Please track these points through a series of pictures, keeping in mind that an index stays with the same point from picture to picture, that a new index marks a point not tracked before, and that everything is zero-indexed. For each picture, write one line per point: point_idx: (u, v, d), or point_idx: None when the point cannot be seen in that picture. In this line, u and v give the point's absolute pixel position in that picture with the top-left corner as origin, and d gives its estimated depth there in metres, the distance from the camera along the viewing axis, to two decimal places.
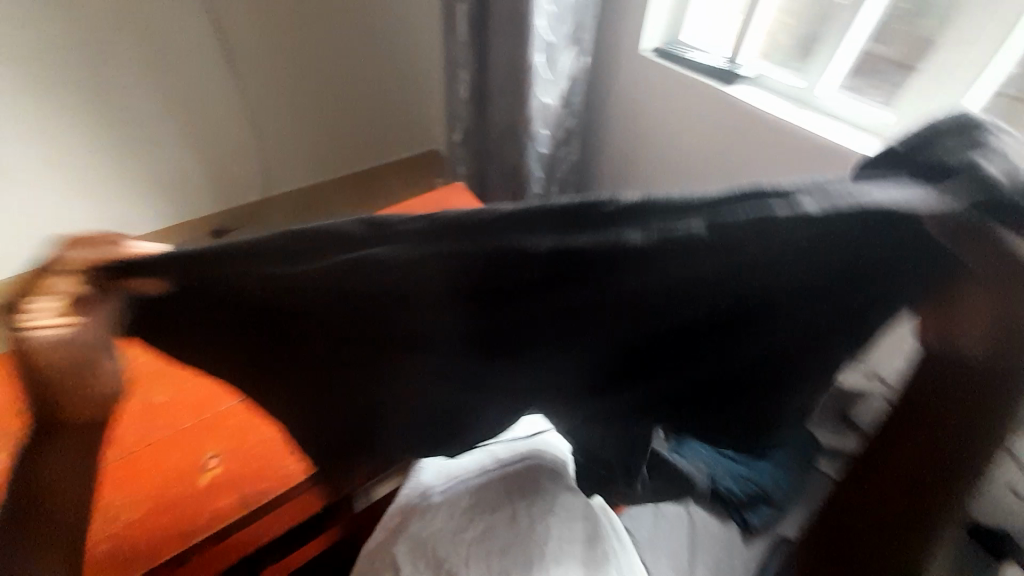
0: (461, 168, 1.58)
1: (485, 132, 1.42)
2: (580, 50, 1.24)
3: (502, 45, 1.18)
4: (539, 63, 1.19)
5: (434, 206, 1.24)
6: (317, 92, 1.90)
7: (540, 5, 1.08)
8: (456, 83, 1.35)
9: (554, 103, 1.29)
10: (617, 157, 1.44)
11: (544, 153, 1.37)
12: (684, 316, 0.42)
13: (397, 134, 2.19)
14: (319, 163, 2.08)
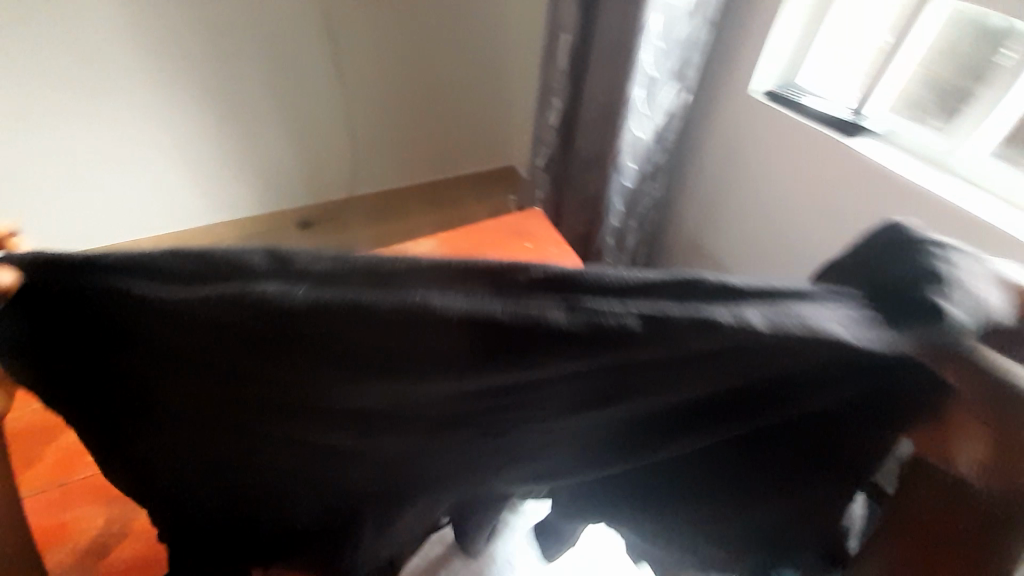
0: (538, 194, 1.53)
1: (570, 160, 1.37)
2: (683, 86, 1.18)
3: (600, 72, 1.14)
4: (638, 96, 1.13)
5: (510, 229, 1.16)
6: (412, 102, 2.02)
7: (648, 37, 1.04)
8: (547, 108, 1.33)
9: (646, 137, 1.22)
10: (708, 198, 1.34)
11: (628, 187, 1.29)
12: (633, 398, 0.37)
13: (480, 147, 2.27)
14: (403, 169, 2.18)
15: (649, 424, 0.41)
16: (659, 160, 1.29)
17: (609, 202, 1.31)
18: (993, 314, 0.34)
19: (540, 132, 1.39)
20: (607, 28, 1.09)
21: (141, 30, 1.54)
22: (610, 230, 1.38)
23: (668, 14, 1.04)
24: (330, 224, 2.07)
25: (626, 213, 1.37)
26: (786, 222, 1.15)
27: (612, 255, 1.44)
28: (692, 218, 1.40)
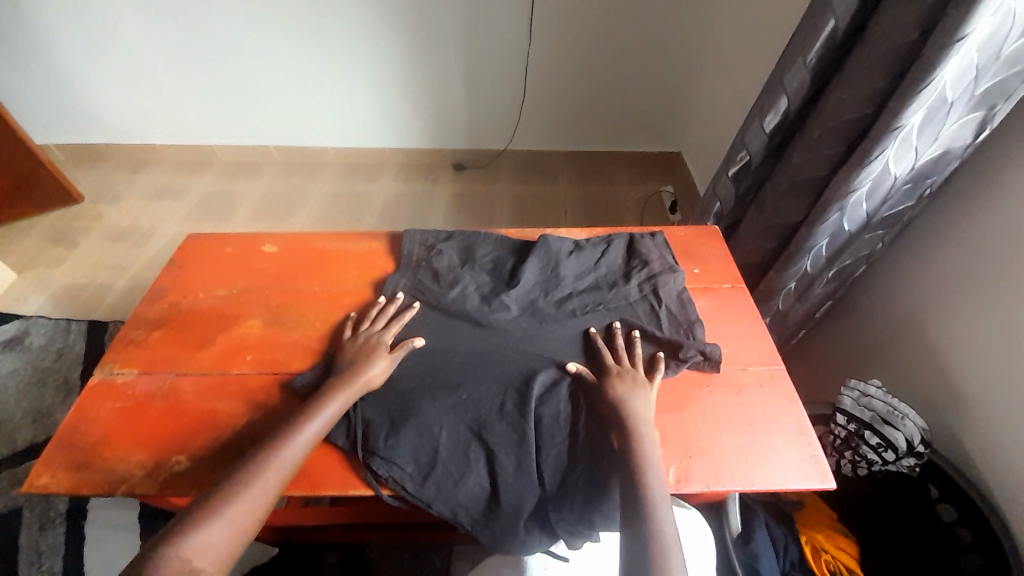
0: (715, 206, 1.28)
1: (772, 180, 1.12)
2: (983, 121, 0.81)
3: (863, 73, 0.87)
4: (910, 124, 0.81)
5: (679, 246, 0.99)
6: (602, 69, 2.01)
7: (965, 48, 0.72)
8: (768, 107, 1.05)
9: (899, 176, 0.88)
10: (949, 276, 0.94)
11: (845, 229, 0.96)
12: (566, 244, 0.94)
13: (657, 127, 2.17)
14: (571, 131, 2.20)
15: (544, 290, 0.86)
16: (904, 209, 0.95)
17: (813, 243, 1.00)
18: (685, 310, 0.83)
19: (746, 136, 1.13)
20: (895, 25, 0.81)
21: None
22: (795, 275, 1.07)
23: (1007, 19, 0.70)
24: (486, 173, 2.26)
25: (829, 261, 1.03)
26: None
27: (787, 303, 1.13)
28: (916, 291, 1.00)
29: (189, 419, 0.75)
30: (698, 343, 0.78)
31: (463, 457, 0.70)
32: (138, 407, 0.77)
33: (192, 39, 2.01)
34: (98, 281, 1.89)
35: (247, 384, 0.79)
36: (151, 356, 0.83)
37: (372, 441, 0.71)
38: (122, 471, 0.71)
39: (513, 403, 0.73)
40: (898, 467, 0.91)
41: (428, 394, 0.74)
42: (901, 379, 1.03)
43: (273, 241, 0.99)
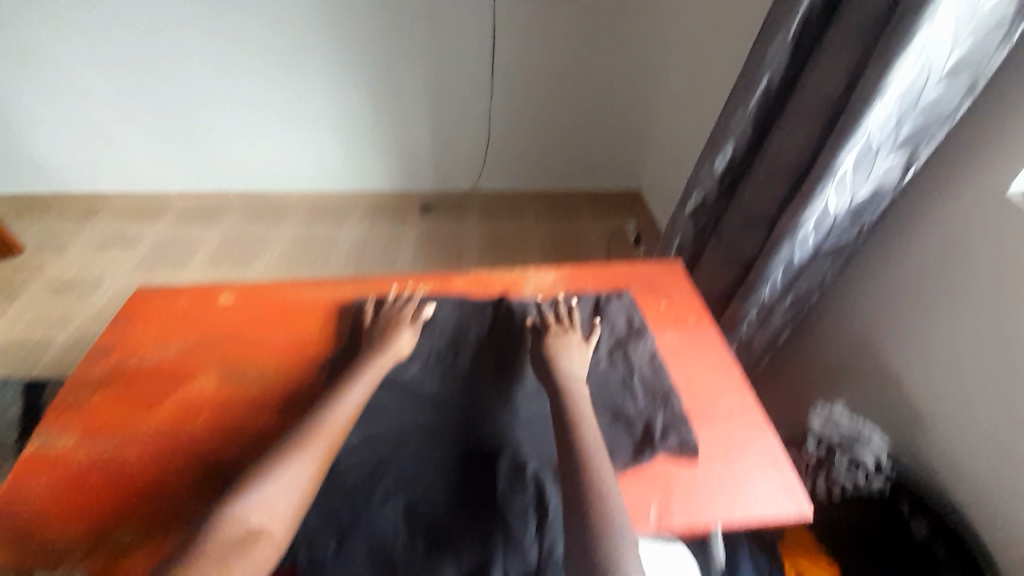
0: (677, 240, 1.31)
1: (727, 216, 1.18)
2: (908, 162, 0.88)
3: (800, 116, 0.94)
4: (845, 166, 0.87)
5: (645, 281, 1.02)
6: (561, 112, 2.11)
7: (885, 99, 0.79)
8: (716, 151, 1.11)
9: (840, 212, 0.94)
10: (895, 301, 0.99)
11: (797, 260, 1.01)
12: (530, 304, 0.92)
13: (616, 166, 2.27)
14: (534, 171, 2.27)
15: (505, 359, 0.82)
16: (846, 242, 1.01)
17: (770, 273, 1.04)
18: (655, 382, 0.79)
19: (698, 177, 1.18)
20: (824, 76, 0.88)
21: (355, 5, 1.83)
22: (757, 303, 1.11)
23: (920, 74, 0.77)
24: (453, 212, 2.28)
25: (785, 288, 1.08)
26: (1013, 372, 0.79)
27: (751, 331, 1.17)
28: (869, 316, 1.05)
29: (135, 488, 0.68)
30: (671, 430, 0.73)
31: (424, 561, 0.63)
32: (79, 475, 0.70)
33: (150, 88, 1.99)
34: (37, 337, 1.75)
35: (201, 445, 0.73)
36: (95, 418, 0.77)
37: (315, 562, 0.62)
38: (58, 549, 0.63)
39: (475, 495, 0.68)
40: (869, 488, 0.93)
41: (380, 495, 0.67)
42: (863, 400, 1.07)
43: (231, 291, 0.95)
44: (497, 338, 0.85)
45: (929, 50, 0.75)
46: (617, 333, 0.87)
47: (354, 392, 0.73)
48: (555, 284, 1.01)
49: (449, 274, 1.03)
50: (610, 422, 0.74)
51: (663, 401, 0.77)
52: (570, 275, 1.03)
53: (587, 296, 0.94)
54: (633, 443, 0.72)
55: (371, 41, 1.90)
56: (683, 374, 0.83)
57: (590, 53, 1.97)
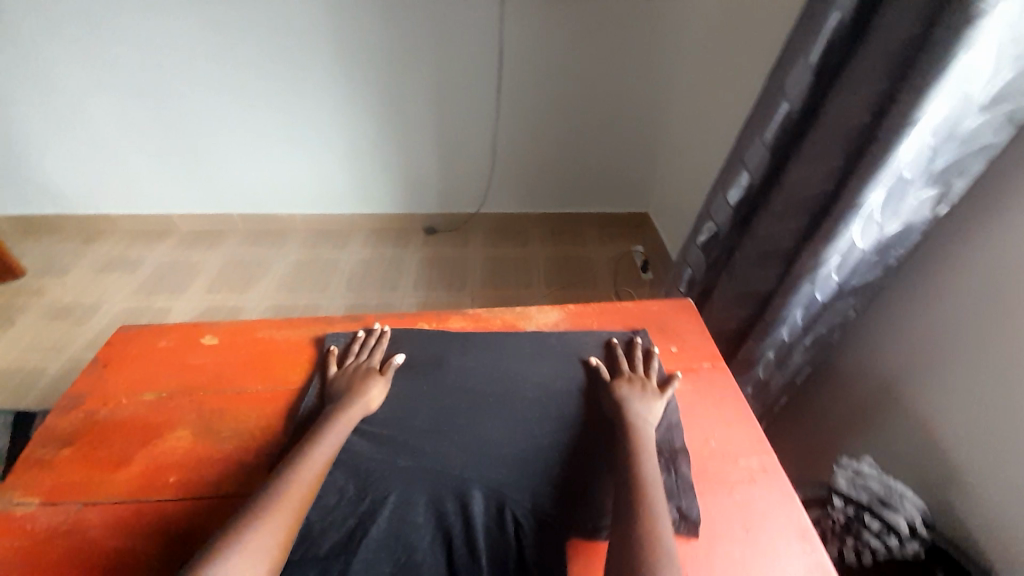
0: (687, 273, 1.25)
1: (741, 249, 1.12)
2: (941, 196, 0.82)
3: (820, 148, 0.88)
4: (873, 202, 0.81)
5: (655, 321, 0.95)
6: (567, 136, 2.08)
7: (918, 130, 0.73)
8: (731, 181, 1.06)
9: (865, 249, 0.88)
10: (927, 345, 0.92)
11: (817, 300, 0.95)
12: (528, 350, 0.87)
13: (623, 190, 2.23)
14: (539, 195, 2.23)
15: (502, 412, 0.76)
16: (872, 279, 0.94)
17: (788, 314, 0.98)
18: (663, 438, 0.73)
19: (710, 208, 1.13)
20: (846, 108, 0.83)
21: (359, 30, 1.82)
22: (775, 344, 1.04)
23: (957, 104, 0.71)
24: (457, 236, 2.24)
25: (804, 330, 1.01)
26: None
27: (768, 372, 1.10)
28: (895, 359, 0.98)
29: (96, 562, 0.62)
30: (670, 499, 0.66)
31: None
32: (35, 549, 0.63)
33: (155, 112, 1.99)
34: (30, 365, 1.71)
35: (172, 509, 0.67)
36: (58, 479, 0.70)
37: None
38: None
39: (462, 566, 0.61)
40: (904, 553, 0.84)
41: (356, 570, 0.60)
42: (893, 451, 0.98)
43: (216, 331, 0.90)
44: (495, 387, 0.80)
45: (967, 77, 0.69)
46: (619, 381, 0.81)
47: (324, 443, 0.67)
48: (559, 323, 0.95)
49: (447, 312, 0.98)
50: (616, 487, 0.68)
51: (671, 463, 0.71)
52: (574, 313, 0.97)
53: (588, 340, 0.89)
54: None
55: (375, 66, 1.89)
56: (696, 429, 0.77)
57: (596, 78, 1.94)
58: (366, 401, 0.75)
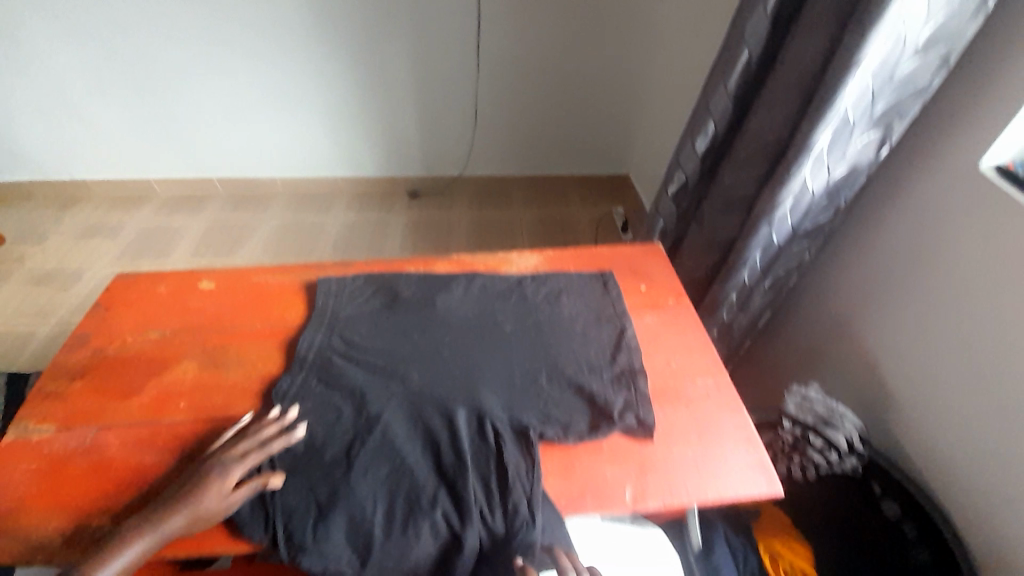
0: (658, 223, 1.32)
1: (707, 198, 1.19)
2: (883, 139, 0.90)
3: (777, 95, 0.95)
4: (820, 145, 0.89)
5: (626, 264, 1.03)
6: (548, 96, 2.09)
7: (860, 74, 0.80)
8: (698, 131, 1.12)
9: (816, 191, 0.96)
10: (871, 280, 1.01)
11: (773, 241, 1.03)
12: (507, 287, 0.94)
13: (604, 151, 2.27)
14: (521, 158, 2.26)
15: (483, 340, 0.84)
16: (824, 220, 1.03)
17: (748, 257, 1.06)
18: (636, 358, 0.82)
19: (679, 159, 1.19)
20: (800, 55, 0.89)
21: None
22: (737, 285, 1.12)
23: (895, 48, 0.78)
24: (441, 199, 2.27)
25: (763, 271, 1.09)
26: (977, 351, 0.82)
27: (730, 313, 1.19)
28: (843, 295, 1.08)
29: (115, 474, 0.69)
30: (631, 408, 0.75)
31: (398, 535, 0.64)
32: (58, 466, 0.70)
33: (125, 72, 1.94)
34: (19, 329, 1.73)
35: (181, 430, 0.73)
36: (72, 407, 0.76)
37: (298, 535, 0.64)
38: (36, 534, 0.64)
39: (450, 465, 0.68)
40: (843, 467, 0.94)
41: (357, 468, 0.68)
42: (839, 380, 1.10)
43: (211, 277, 0.95)
44: (476, 321, 0.87)
45: (903, 21, 0.75)
46: (596, 313, 0.90)
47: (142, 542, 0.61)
48: (538, 267, 1.02)
49: (432, 258, 1.04)
50: (585, 400, 0.76)
51: (639, 377, 0.79)
52: (552, 258, 1.04)
53: (566, 279, 0.97)
54: (598, 414, 0.75)
55: (352, 23, 1.85)
56: (660, 354, 0.85)
57: (577, 35, 1.94)
58: (221, 498, 0.63)
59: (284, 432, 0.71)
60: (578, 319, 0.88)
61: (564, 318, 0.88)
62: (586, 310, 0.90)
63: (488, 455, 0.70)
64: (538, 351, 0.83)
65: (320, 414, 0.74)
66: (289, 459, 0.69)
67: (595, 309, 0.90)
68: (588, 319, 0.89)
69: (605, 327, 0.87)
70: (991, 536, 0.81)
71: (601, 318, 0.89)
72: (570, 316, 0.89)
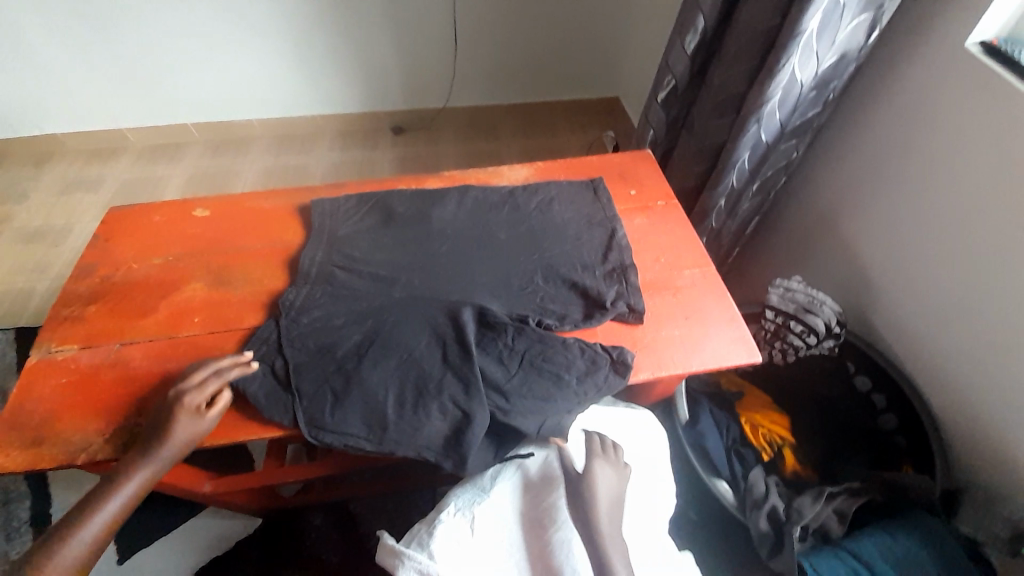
0: (649, 133, 1.31)
1: (697, 102, 1.17)
2: (874, 22, 0.88)
3: None
4: (809, 31, 0.87)
5: (616, 172, 1.03)
6: (533, 13, 1.96)
7: None
8: (687, 28, 1.08)
9: (805, 83, 0.95)
10: (855, 173, 1.04)
11: (763, 140, 1.03)
12: (498, 198, 0.95)
13: (594, 71, 2.17)
14: (507, 83, 2.16)
15: (479, 247, 0.87)
16: (813, 116, 1.02)
17: (737, 158, 1.05)
18: (626, 255, 0.85)
19: (669, 62, 1.16)
20: None
21: None
22: (726, 189, 1.13)
23: None
24: (426, 132, 2.21)
25: (752, 173, 1.10)
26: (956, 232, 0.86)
27: (720, 221, 1.20)
28: (829, 193, 1.10)
29: (141, 383, 0.74)
30: (621, 297, 0.80)
31: (411, 414, 0.71)
32: (86, 379, 0.75)
33: (75, 10, 1.79)
34: (18, 286, 1.74)
35: (197, 343, 0.78)
36: (88, 328, 0.80)
37: (319, 416, 0.70)
38: (78, 438, 0.70)
39: (456, 354, 0.74)
40: (820, 349, 1.00)
41: (368, 361, 0.73)
42: (823, 275, 1.15)
43: (204, 206, 0.95)
44: (471, 230, 0.89)
45: None
46: (587, 216, 0.92)
47: (144, 469, 0.66)
48: (529, 178, 1.02)
49: (422, 177, 1.03)
50: (580, 295, 0.81)
51: (630, 271, 0.83)
52: (543, 169, 1.04)
53: (558, 187, 0.97)
54: (591, 304, 0.80)
55: None
56: (650, 250, 0.89)
57: None
58: (199, 420, 0.68)
59: (296, 337, 0.76)
60: (569, 223, 0.91)
61: (558, 222, 0.91)
62: (577, 214, 0.92)
63: (495, 340, 0.75)
64: (531, 252, 0.86)
65: (328, 320, 0.77)
66: (304, 357, 0.74)
67: (585, 212, 0.92)
68: (580, 223, 0.91)
69: (597, 229, 0.90)
70: (955, 400, 0.89)
71: (592, 221, 0.91)
72: (561, 220, 0.91)
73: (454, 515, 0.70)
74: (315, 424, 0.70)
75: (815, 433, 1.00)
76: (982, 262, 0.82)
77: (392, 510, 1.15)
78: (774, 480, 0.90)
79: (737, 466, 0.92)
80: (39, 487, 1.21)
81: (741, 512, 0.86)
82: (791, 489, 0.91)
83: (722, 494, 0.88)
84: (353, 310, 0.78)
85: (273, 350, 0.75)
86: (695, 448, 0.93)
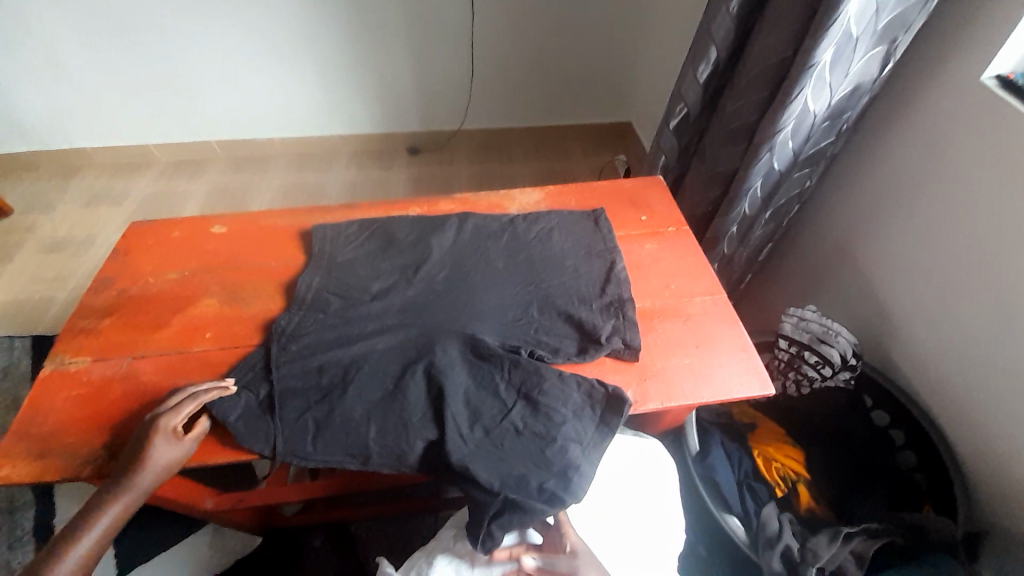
0: (660, 159, 1.32)
1: (709, 130, 1.18)
2: (888, 54, 0.88)
3: (781, 13, 0.93)
4: (822, 62, 0.88)
5: (628, 197, 1.04)
6: (548, 41, 2.01)
7: None
8: (700, 58, 1.10)
9: (818, 113, 0.95)
10: (869, 206, 1.03)
11: (775, 168, 1.03)
12: (508, 221, 0.96)
13: (608, 98, 2.21)
14: (521, 108, 2.21)
15: (487, 273, 0.87)
16: (826, 145, 1.02)
17: (749, 185, 1.05)
18: (623, 290, 0.84)
19: (681, 90, 1.17)
20: None
21: None
22: (738, 216, 1.12)
23: None
24: (440, 154, 2.25)
25: (764, 202, 1.09)
26: (979, 267, 0.84)
27: (731, 247, 1.19)
28: (845, 224, 1.09)
29: (149, 397, 0.75)
30: (617, 333, 0.79)
31: (393, 444, 0.70)
32: (97, 391, 0.76)
33: (116, 32, 1.88)
34: (38, 296, 1.78)
35: (205, 358, 0.79)
36: (103, 340, 0.81)
37: (298, 447, 0.70)
38: (84, 449, 0.70)
39: (437, 381, 0.73)
40: (836, 381, 0.98)
41: (354, 385, 0.74)
42: (838, 305, 1.13)
43: (222, 222, 0.97)
44: (482, 254, 0.90)
45: None
46: (596, 243, 0.92)
47: (126, 497, 0.66)
48: (540, 202, 1.03)
49: (435, 199, 1.05)
50: (575, 327, 0.81)
51: (628, 304, 0.83)
52: (554, 193, 1.05)
53: (566, 214, 0.98)
54: (587, 336, 0.80)
55: None
56: (660, 276, 0.88)
57: None
58: (175, 445, 0.68)
59: (287, 362, 0.76)
60: (572, 251, 0.91)
61: (565, 248, 0.92)
62: (581, 241, 0.93)
63: (479, 370, 0.75)
64: (534, 281, 0.86)
65: (336, 342, 0.78)
66: (296, 381, 0.75)
67: (586, 241, 0.93)
68: (588, 251, 0.91)
69: (606, 255, 0.90)
70: (974, 438, 0.86)
71: (599, 248, 0.92)
72: (569, 246, 0.92)
73: (454, 544, 0.71)
74: (290, 451, 0.70)
75: (833, 471, 0.95)
76: (1001, 295, 0.80)
77: (393, 535, 1.13)
78: (789, 521, 0.86)
79: (749, 503, 0.89)
80: (44, 497, 1.21)
81: (754, 552, 0.83)
82: (806, 528, 0.87)
83: (733, 529, 0.85)
84: (348, 335, 0.79)
85: (258, 378, 0.75)
86: (705, 482, 0.90)
